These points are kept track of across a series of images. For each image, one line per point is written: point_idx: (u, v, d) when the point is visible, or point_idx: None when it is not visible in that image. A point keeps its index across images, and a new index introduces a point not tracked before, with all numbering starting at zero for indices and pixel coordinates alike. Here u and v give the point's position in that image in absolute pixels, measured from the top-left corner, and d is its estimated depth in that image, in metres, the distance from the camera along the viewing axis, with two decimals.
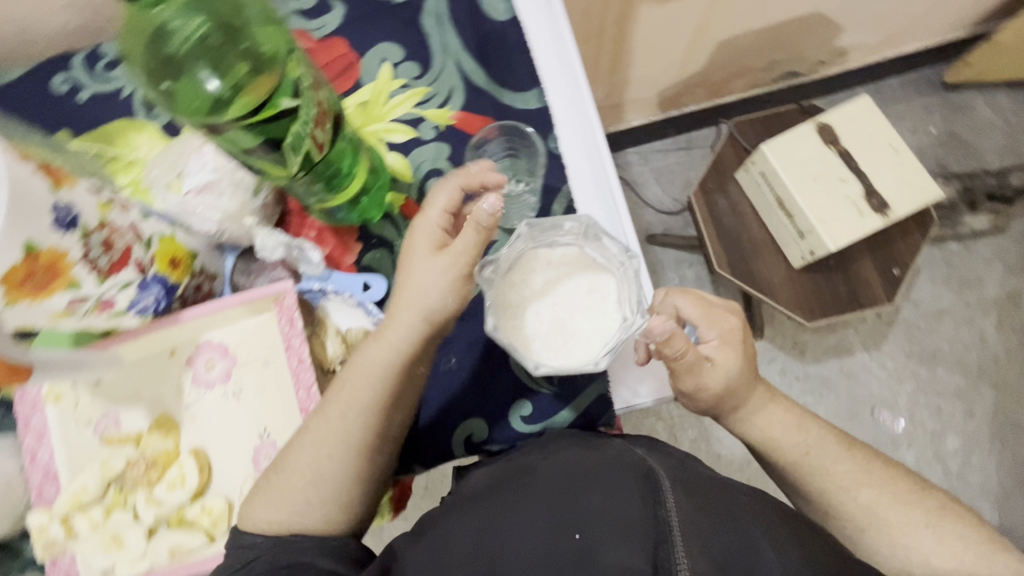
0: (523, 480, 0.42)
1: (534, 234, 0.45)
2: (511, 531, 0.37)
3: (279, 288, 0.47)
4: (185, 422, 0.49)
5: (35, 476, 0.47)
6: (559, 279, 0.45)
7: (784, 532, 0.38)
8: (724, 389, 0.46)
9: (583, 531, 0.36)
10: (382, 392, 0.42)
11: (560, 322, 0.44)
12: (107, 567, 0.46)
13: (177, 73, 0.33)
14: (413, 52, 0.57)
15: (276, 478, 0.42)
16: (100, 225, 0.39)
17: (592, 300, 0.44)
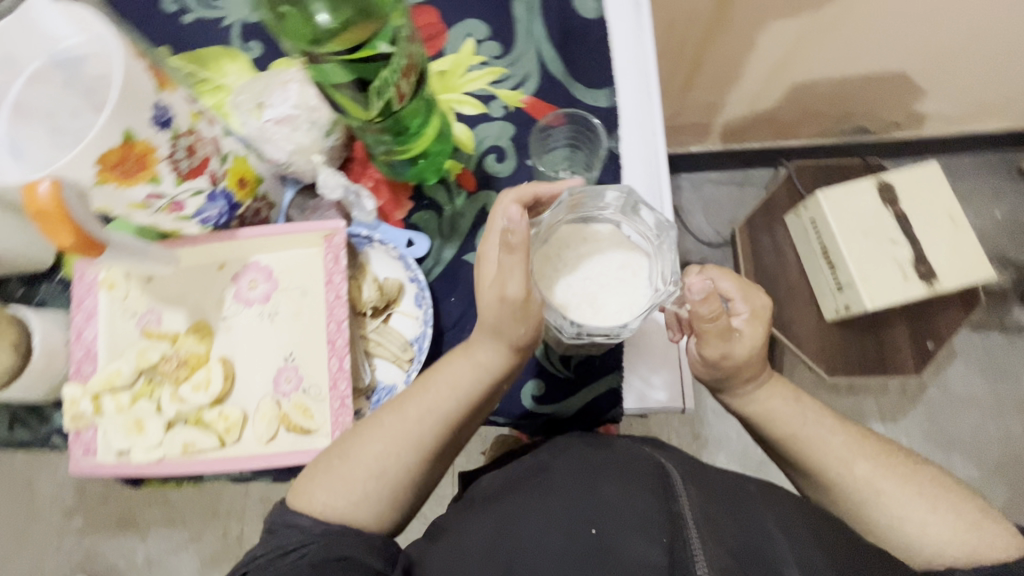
0: (538, 480, 0.45)
1: (575, 202, 0.44)
2: (530, 528, 0.40)
3: (331, 225, 0.50)
4: (219, 332, 0.52)
5: (77, 353, 0.51)
6: (594, 252, 0.45)
7: (795, 518, 0.40)
8: (746, 359, 0.47)
9: (599, 526, 0.38)
10: (463, 405, 0.45)
11: (591, 290, 0.43)
12: (123, 449, 0.49)
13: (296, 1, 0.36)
14: (498, 33, 0.59)
15: (336, 462, 0.43)
16: (189, 131, 0.42)
17: (624, 274, 0.44)
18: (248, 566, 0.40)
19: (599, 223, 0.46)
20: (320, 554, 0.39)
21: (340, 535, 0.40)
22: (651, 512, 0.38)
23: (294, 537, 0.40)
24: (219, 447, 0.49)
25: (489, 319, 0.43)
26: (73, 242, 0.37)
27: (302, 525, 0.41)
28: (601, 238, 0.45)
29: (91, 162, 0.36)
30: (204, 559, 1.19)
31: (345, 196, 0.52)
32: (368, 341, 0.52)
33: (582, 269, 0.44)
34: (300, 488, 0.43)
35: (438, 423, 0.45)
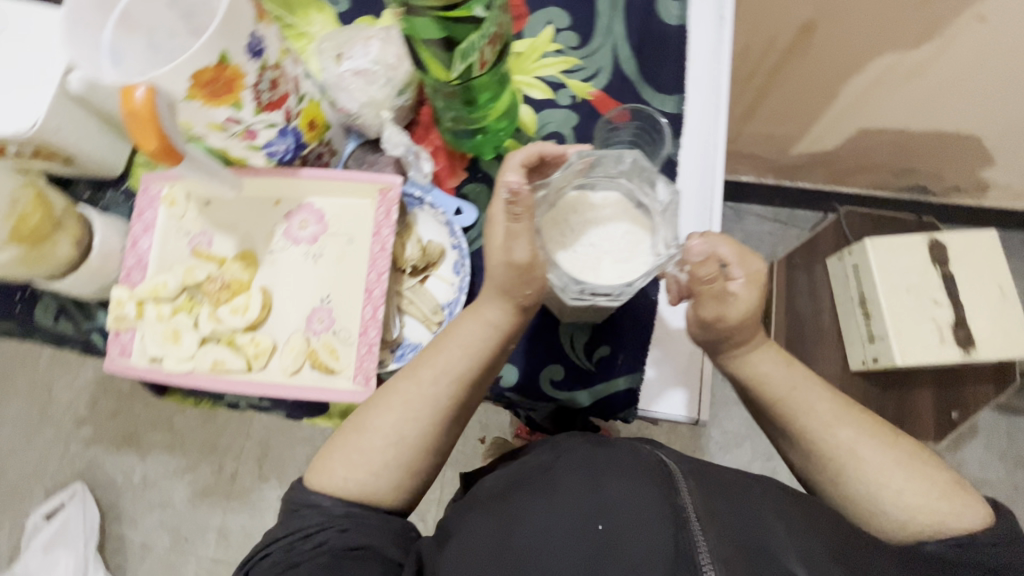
0: (546, 473, 0.45)
1: (585, 167, 0.43)
2: (536, 524, 0.41)
3: (388, 180, 0.51)
4: (264, 264, 0.54)
5: (130, 259, 0.54)
6: (599, 220, 0.44)
7: (793, 509, 0.41)
8: (741, 321, 0.46)
9: (606, 522, 0.39)
10: (472, 365, 0.45)
11: (593, 256, 0.43)
12: (156, 356, 0.51)
13: None
14: (578, 24, 0.60)
15: (353, 436, 0.45)
16: (275, 65, 0.44)
17: (626, 244, 0.43)
18: (272, 547, 0.42)
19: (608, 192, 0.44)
20: (337, 544, 0.41)
21: (355, 524, 0.43)
22: (655, 504, 0.39)
23: (311, 522, 0.43)
24: (246, 371, 0.51)
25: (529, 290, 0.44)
26: (155, 148, 0.39)
27: (321, 506, 0.44)
28: (608, 205, 0.44)
29: (186, 77, 0.39)
30: (196, 491, 1.22)
31: (406, 155, 0.53)
32: (402, 298, 0.53)
33: (584, 233, 0.43)
34: (317, 469, 0.45)
35: (459, 383, 0.46)
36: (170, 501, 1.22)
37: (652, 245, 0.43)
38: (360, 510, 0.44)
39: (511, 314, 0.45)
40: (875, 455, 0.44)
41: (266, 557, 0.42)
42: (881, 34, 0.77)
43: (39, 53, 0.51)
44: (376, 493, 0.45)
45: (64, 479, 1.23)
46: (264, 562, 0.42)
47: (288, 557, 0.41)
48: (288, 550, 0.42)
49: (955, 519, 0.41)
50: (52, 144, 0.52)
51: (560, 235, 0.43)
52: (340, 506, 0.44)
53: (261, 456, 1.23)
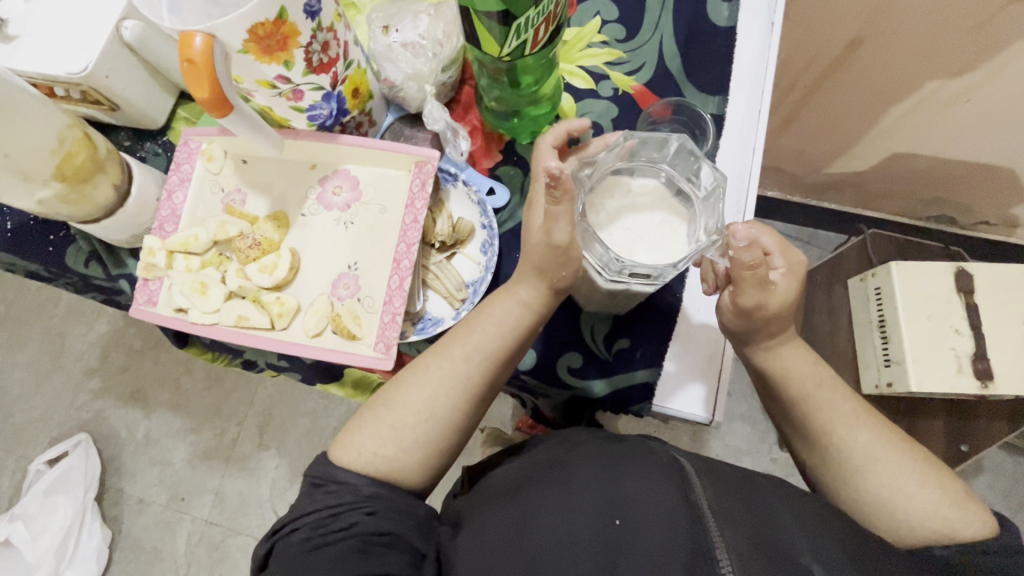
0: (558, 468, 0.46)
1: (629, 150, 0.43)
2: (555, 515, 0.41)
3: (426, 153, 0.52)
4: (295, 227, 0.55)
5: (164, 211, 0.55)
6: (640, 205, 0.43)
7: (809, 511, 0.41)
8: (777, 313, 0.46)
9: (623, 516, 0.40)
10: (496, 340, 0.46)
11: (631, 238, 0.42)
12: (183, 307, 0.52)
13: None
14: (627, 17, 0.60)
15: (382, 412, 0.46)
16: (329, 28, 0.45)
17: (664, 229, 0.43)
18: (300, 522, 0.42)
19: (649, 177, 0.44)
20: (365, 530, 0.41)
21: (383, 509, 0.42)
22: (670, 500, 0.40)
23: (340, 503, 0.42)
24: (269, 329, 0.51)
25: (553, 270, 0.44)
26: (207, 97, 0.39)
27: (350, 483, 0.43)
28: (649, 190, 0.44)
29: (244, 30, 0.39)
30: (196, 452, 1.23)
31: (445, 131, 0.54)
32: (427, 272, 0.53)
33: (623, 216, 0.43)
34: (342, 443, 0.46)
35: (481, 358, 0.46)
36: (170, 460, 1.23)
37: (691, 232, 0.43)
38: (386, 492, 0.43)
39: (538, 291, 0.46)
40: (890, 469, 0.43)
41: (294, 531, 0.42)
42: (927, 57, 0.76)
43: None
44: (402, 472, 0.45)
45: (68, 428, 1.25)
46: (291, 537, 0.42)
47: (316, 536, 0.41)
48: (317, 529, 0.42)
49: (965, 536, 0.40)
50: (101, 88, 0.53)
51: (601, 215, 0.43)
52: (369, 489, 0.43)
53: (262, 424, 1.24)
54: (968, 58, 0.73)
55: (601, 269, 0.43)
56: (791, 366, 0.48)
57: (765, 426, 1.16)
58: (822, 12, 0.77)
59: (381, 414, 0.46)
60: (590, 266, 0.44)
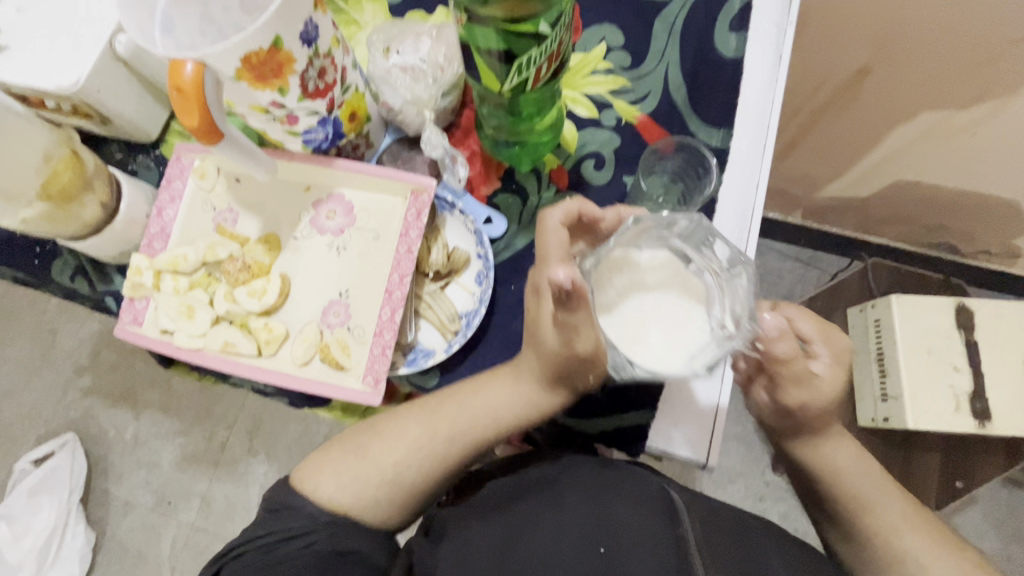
0: (548, 488, 0.46)
1: (638, 231, 0.41)
2: (543, 536, 0.42)
3: (422, 182, 0.50)
4: (286, 251, 0.53)
5: (153, 228, 0.54)
6: (654, 287, 0.41)
7: (794, 557, 0.43)
8: (827, 402, 0.45)
9: (607, 545, 0.39)
10: None
11: (647, 327, 0.40)
12: (169, 329, 0.51)
13: None
14: (632, 46, 0.59)
15: (352, 459, 0.47)
16: (326, 54, 0.43)
17: (681, 314, 0.41)
18: (248, 546, 0.43)
19: (662, 252, 0.41)
20: (323, 547, 0.43)
21: (342, 528, 0.44)
22: (659, 533, 0.40)
23: (296, 526, 0.44)
24: (255, 356, 0.50)
25: (581, 376, 0.45)
26: (195, 126, 0.38)
27: (304, 509, 0.45)
28: (661, 266, 0.41)
29: (236, 58, 0.38)
30: (185, 455, 1.22)
31: (443, 158, 0.52)
32: (420, 302, 0.52)
33: (636, 300, 0.41)
34: (308, 474, 0.47)
35: (473, 404, 0.47)
36: (157, 462, 1.22)
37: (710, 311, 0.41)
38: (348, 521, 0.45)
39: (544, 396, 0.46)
40: None
41: (241, 555, 0.43)
42: (934, 90, 0.75)
43: (89, 9, 0.50)
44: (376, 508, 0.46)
45: (56, 426, 1.24)
46: (242, 560, 0.42)
47: (267, 559, 0.42)
48: (271, 552, 0.42)
49: None
50: (93, 102, 0.51)
51: (613, 302, 0.41)
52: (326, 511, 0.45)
53: (252, 429, 1.23)
54: (976, 93, 0.72)
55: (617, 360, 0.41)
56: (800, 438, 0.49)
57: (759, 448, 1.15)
58: (832, 36, 0.76)
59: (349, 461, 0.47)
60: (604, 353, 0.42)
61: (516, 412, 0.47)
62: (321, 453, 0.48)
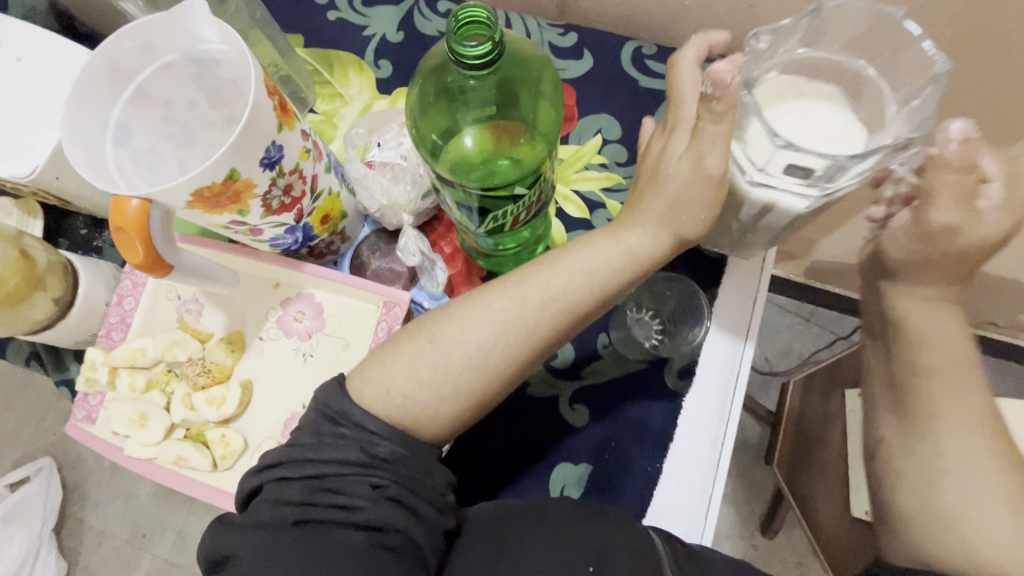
0: (531, 509, 0.42)
1: (820, 22, 0.39)
2: (529, 562, 0.38)
3: (395, 294, 0.47)
4: (251, 351, 0.50)
5: (113, 317, 0.51)
6: (812, 103, 0.40)
7: None
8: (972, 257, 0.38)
9: (597, 567, 0.38)
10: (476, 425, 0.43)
11: (799, 122, 0.39)
12: (121, 432, 0.48)
13: (449, 125, 0.32)
14: (630, 139, 0.56)
15: (428, 347, 0.40)
16: (292, 170, 0.40)
17: (832, 124, 0.39)
18: (296, 471, 0.36)
19: (845, 63, 0.40)
20: (372, 516, 0.35)
21: (398, 485, 0.36)
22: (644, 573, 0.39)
23: (351, 462, 0.36)
24: (210, 471, 0.47)
25: (691, 213, 0.37)
26: (141, 260, 0.35)
27: (370, 435, 0.38)
28: (831, 92, 0.41)
29: (187, 192, 0.34)
30: (163, 486, 1.19)
31: (421, 262, 0.49)
32: None
33: (793, 101, 0.40)
34: (366, 384, 0.39)
35: (579, 271, 0.39)
36: (135, 492, 1.19)
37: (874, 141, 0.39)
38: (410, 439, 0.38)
39: (653, 240, 0.39)
40: None
41: (287, 484, 0.36)
42: None
43: (53, 92, 0.48)
44: (436, 418, 0.39)
45: (34, 450, 1.20)
46: (278, 497, 0.36)
47: (311, 495, 0.36)
48: (315, 493, 0.36)
49: None
50: (52, 186, 0.49)
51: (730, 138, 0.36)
52: (389, 447, 0.38)
53: None
54: None
55: (754, 168, 0.39)
56: (871, 354, 0.45)
57: (750, 512, 1.11)
58: (891, 37, 0.38)
59: (428, 351, 0.39)
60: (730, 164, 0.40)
61: (625, 271, 0.39)
62: (387, 346, 0.41)
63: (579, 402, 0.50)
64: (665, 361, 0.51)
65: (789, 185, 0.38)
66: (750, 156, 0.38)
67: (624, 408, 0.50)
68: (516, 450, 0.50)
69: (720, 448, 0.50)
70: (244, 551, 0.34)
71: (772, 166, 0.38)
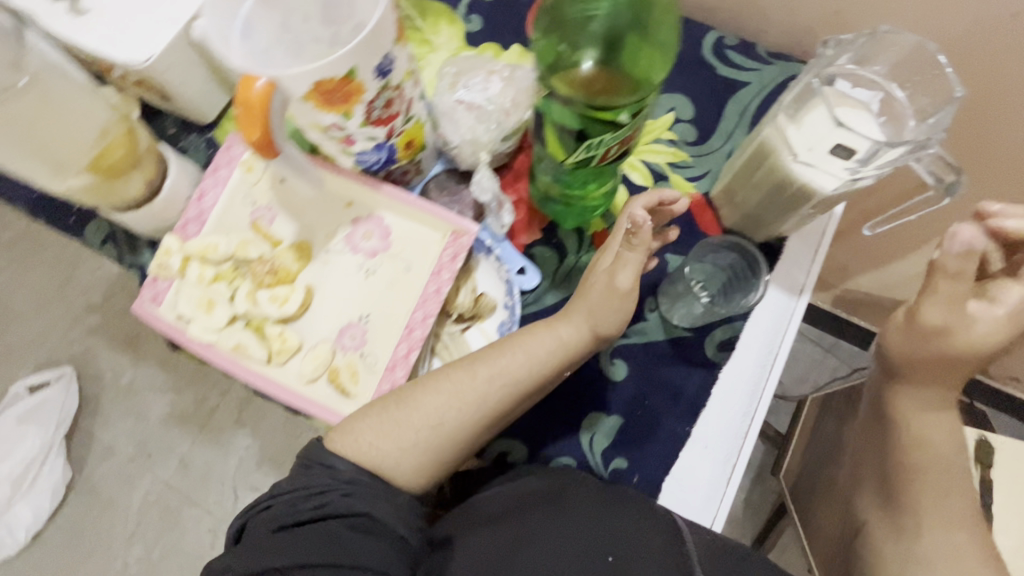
0: (554, 496, 0.45)
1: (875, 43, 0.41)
2: (545, 547, 0.41)
3: (463, 224, 0.49)
4: (316, 261, 0.53)
5: (191, 211, 0.53)
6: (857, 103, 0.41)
7: None
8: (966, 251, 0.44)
9: (616, 555, 0.40)
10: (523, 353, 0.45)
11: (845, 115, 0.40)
12: (186, 315, 0.51)
13: (570, 46, 0.35)
14: (700, 122, 0.58)
15: (394, 408, 0.45)
16: (396, 86, 0.43)
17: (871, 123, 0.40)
18: (272, 500, 0.42)
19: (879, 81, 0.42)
20: (341, 509, 0.40)
21: (360, 485, 0.42)
22: (664, 549, 0.41)
23: (316, 486, 0.42)
24: (264, 363, 0.49)
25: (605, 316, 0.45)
26: (254, 140, 0.38)
27: (334, 467, 0.43)
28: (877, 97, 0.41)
29: (310, 82, 0.37)
30: (172, 413, 1.17)
31: (490, 202, 0.52)
32: (438, 341, 0.52)
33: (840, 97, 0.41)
34: (338, 435, 0.45)
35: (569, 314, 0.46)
36: (146, 414, 1.17)
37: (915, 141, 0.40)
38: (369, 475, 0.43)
39: (577, 332, 0.46)
40: None
41: (267, 509, 0.42)
42: None
43: None
44: None
45: (56, 357, 1.20)
46: (263, 514, 0.41)
47: (288, 511, 0.41)
48: (293, 505, 0.41)
49: None
50: (156, 78, 0.52)
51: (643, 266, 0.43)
52: (346, 464, 0.43)
53: (243, 402, 1.18)
54: None
55: (801, 148, 0.40)
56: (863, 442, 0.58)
57: (747, 531, 1.11)
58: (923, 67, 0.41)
59: (392, 406, 0.45)
60: (779, 141, 0.41)
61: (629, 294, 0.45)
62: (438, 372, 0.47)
63: (618, 357, 0.52)
64: (706, 331, 0.52)
65: (835, 167, 0.39)
66: (797, 137, 0.40)
67: (661, 372, 0.52)
68: (555, 394, 0.52)
69: (748, 424, 0.52)
70: (234, 558, 0.38)
71: (819, 147, 0.39)
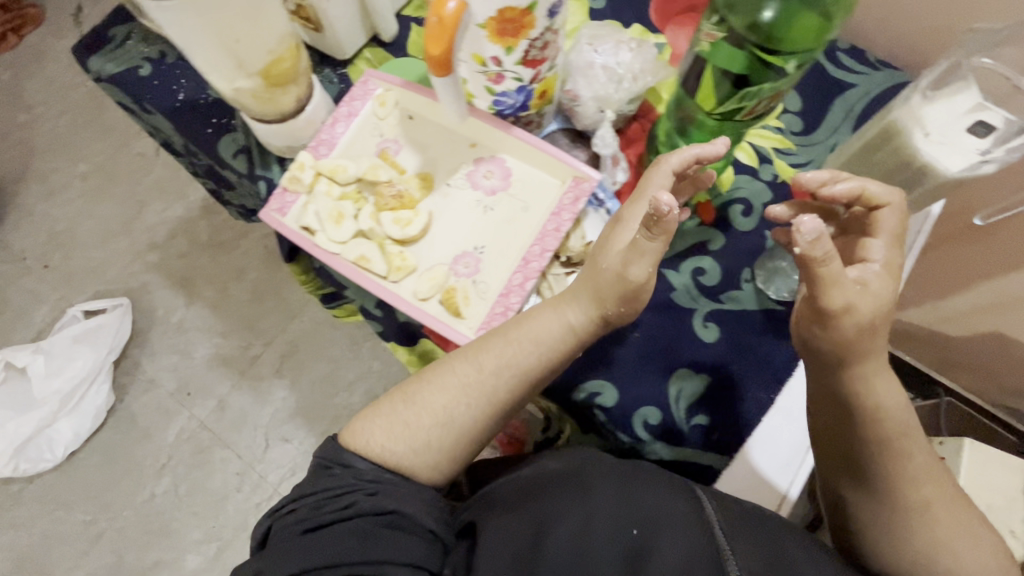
0: (570, 476, 0.44)
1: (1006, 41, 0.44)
2: (569, 525, 0.40)
3: (586, 171, 0.52)
4: (437, 192, 0.56)
5: (323, 135, 0.57)
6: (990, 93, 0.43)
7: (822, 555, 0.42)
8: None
9: (642, 529, 0.40)
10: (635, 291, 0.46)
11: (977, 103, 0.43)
12: (312, 225, 0.54)
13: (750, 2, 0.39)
14: (806, 115, 0.61)
15: (400, 407, 0.46)
16: (555, 31, 0.46)
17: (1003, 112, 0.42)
18: (299, 503, 0.42)
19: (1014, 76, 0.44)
20: (367, 508, 0.41)
21: (382, 483, 0.43)
22: (687, 516, 0.41)
23: (336, 488, 0.43)
24: (383, 277, 0.53)
25: (614, 305, 0.45)
26: (435, 55, 0.42)
27: (356, 466, 0.44)
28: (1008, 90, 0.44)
29: (495, 8, 0.41)
30: (217, 355, 1.17)
31: (608, 157, 0.55)
32: (543, 280, 0.54)
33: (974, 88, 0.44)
34: (353, 437, 0.46)
35: None
36: (191, 352, 1.18)
37: None
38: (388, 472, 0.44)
39: (585, 318, 0.46)
40: None
41: (292, 512, 0.42)
42: None
43: None
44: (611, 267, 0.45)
45: (113, 288, 1.21)
46: (287, 518, 0.42)
47: (316, 510, 0.42)
48: (321, 503, 0.42)
49: None
50: (315, 7, 0.56)
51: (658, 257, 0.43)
52: (366, 463, 0.44)
53: (285, 352, 1.17)
54: None
55: (931, 128, 0.43)
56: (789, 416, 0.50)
57: None
58: None
59: (401, 410, 0.46)
60: (909, 121, 0.44)
61: None
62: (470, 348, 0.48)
63: (711, 321, 0.55)
64: None
65: (966, 146, 0.42)
66: (928, 118, 0.43)
67: (750, 339, 0.54)
68: (642, 346, 0.54)
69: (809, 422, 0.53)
70: (267, 564, 0.38)
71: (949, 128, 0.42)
